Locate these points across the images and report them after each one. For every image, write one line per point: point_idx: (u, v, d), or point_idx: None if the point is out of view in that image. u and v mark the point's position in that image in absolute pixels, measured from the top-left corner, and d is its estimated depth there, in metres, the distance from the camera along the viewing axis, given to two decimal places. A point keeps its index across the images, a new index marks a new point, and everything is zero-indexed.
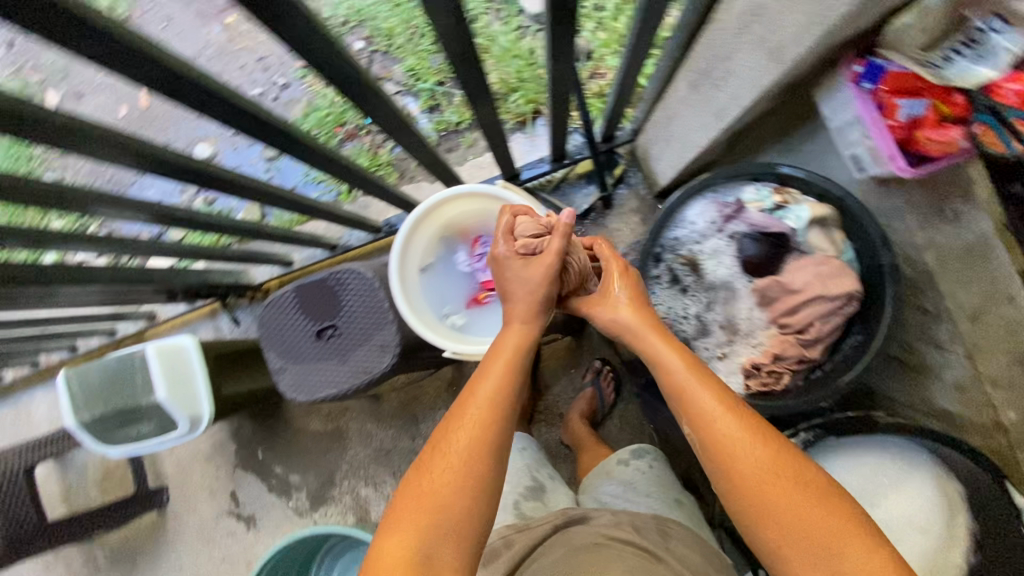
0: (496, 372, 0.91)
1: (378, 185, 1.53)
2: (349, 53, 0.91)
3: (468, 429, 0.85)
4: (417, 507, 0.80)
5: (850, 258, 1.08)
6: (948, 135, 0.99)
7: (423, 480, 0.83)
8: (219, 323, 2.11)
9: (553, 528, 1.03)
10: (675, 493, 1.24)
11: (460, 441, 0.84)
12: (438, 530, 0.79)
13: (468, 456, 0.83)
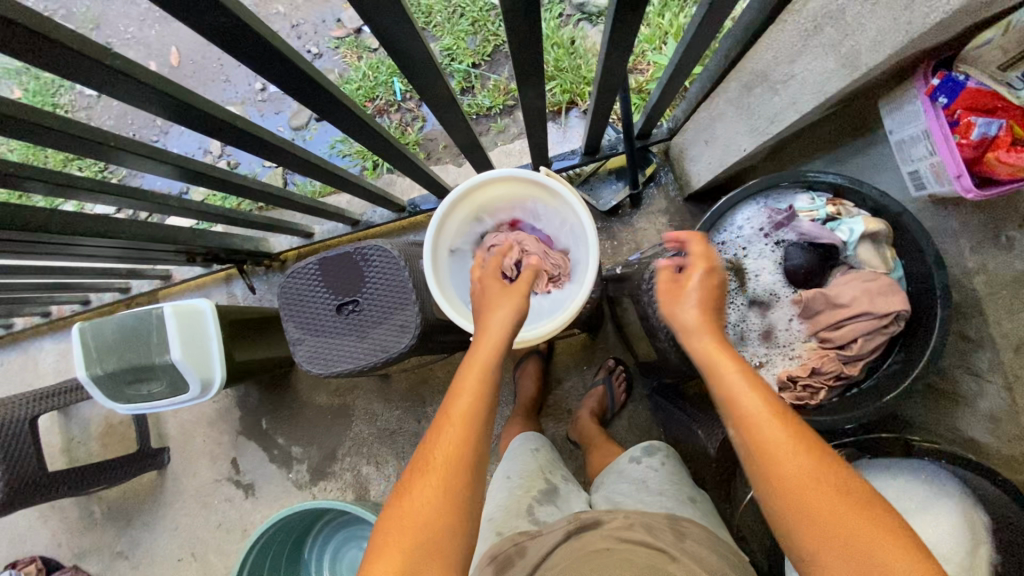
0: (477, 371, 0.88)
1: (409, 161, 1.51)
2: (406, 20, 0.88)
3: (449, 437, 0.82)
4: (400, 523, 0.78)
5: (900, 277, 0.98)
6: (1023, 159, 0.80)
7: (407, 495, 0.80)
8: (234, 289, 2.09)
9: (565, 533, 0.97)
10: (690, 491, 1.16)
11: (439, 449, 0.82)
12: (425, 546, 0.76)
13: (447, 462, 0.80)
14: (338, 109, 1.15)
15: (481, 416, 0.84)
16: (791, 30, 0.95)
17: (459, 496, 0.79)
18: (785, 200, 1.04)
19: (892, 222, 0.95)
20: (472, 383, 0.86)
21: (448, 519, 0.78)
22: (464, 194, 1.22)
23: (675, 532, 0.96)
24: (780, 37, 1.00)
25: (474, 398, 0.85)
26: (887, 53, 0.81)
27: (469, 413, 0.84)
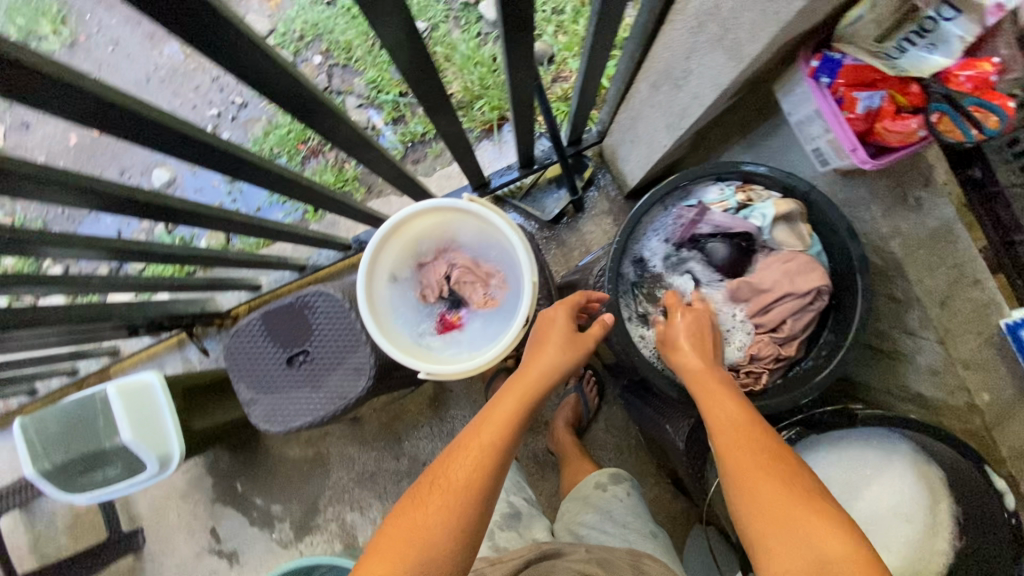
0: (508, 402, 0.91)
1: (341, 203, 1.48)
2: (297, 72, 0.86)
3: (469, 458, 0.84)
4: (401, 533, 0.79)
5: (817, 252, 1.04)
6: (908, 126, 0.84)
7: (415, 508, 0.81)
8: (187, 354, 2.02)
9: (526, 561, 0.96)
10: (651, 525, 1.19)
11: (459, 469, 0.83)
12: (424, 561, 0.76)
13: (463, 481, 0.82)
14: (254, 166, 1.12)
15: (507, 444, 0.87)
16: (683, 28, 0.97)
17: (466, 519, 0.80)
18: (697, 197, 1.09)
19: (802, 201, 1.00)
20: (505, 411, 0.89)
21: (451, 539, 0.78)
22: (390, 232, 1.15)
23: (635, 566, 0.95)
24: (675, 36, 1.01)
25: (503, 427, 0.88)
26: (769, 42, 0.82)
27: (496, 441, 0.86)
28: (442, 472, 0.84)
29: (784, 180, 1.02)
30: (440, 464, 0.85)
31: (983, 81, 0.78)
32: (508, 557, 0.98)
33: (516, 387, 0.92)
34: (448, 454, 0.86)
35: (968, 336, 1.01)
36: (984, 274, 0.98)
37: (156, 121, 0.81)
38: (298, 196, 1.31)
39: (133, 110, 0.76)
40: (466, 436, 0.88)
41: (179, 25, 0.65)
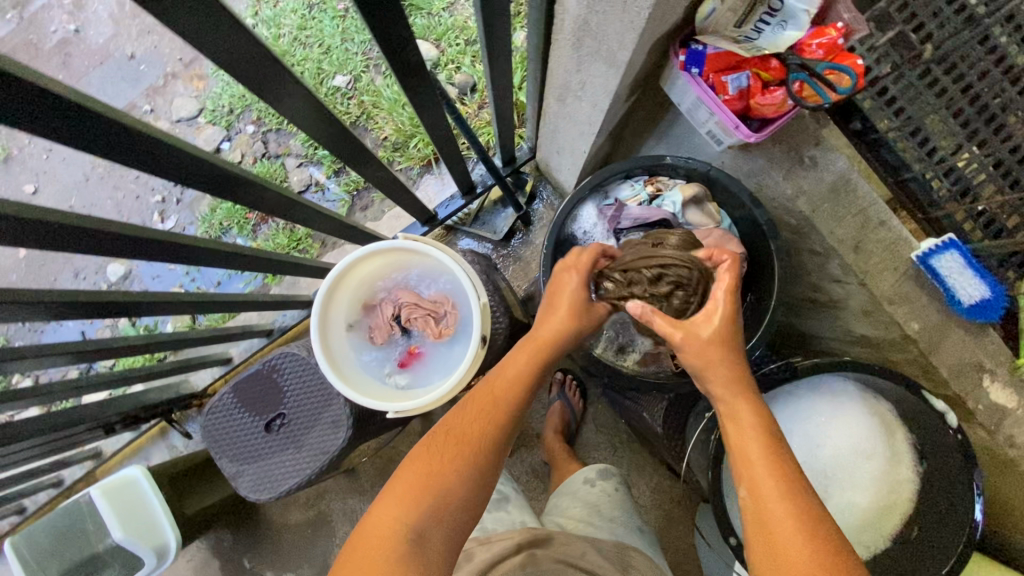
0: (520, 356, 0.91)
1: (302, 266, 1.49)
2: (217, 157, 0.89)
3: (481, 410, 0.86)
4: (415, 477, 0.81)
5: (728, 226, 1.15)
6: (777, 97, 0.91)
7: (429, 456, 0.83)
8: (172, 442, 1.98)
9: (515, 543, 0.97)
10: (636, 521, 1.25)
11: (473, 423, 0.85)
12: (437, 504, 0.80)
13: (475, 435, 0.84)
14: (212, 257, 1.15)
15: (519, 398, 0.88)
16: (567, 45, 1.04)
17: (475, 469, 0.83)
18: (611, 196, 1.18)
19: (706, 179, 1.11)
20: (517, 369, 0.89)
21: (463, 486, 0.81)
22: (335, 283, 1.19)
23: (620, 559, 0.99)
24: (563, 51, 1.08)
25: (513, 380, 0.89)
26: (637, 45, 0.89)
27: (509, 397, 0.87)
28: (456, 423, 0.85)
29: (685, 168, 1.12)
30: (453, 415, 0.86)
31: (832, 46, 0.89)
32: (496, 540, 0.99)
33: (527, 344, 0.92)
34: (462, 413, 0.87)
35: (886, 274, 1.06)
36: (887, 215, 1.04)
37: (80, 227, 0.81)
38: (258, 267, 1.33)
39: (51, 222, 0.77)
40: (480, 391, 0.89)
41: (79, 136, 0.67)
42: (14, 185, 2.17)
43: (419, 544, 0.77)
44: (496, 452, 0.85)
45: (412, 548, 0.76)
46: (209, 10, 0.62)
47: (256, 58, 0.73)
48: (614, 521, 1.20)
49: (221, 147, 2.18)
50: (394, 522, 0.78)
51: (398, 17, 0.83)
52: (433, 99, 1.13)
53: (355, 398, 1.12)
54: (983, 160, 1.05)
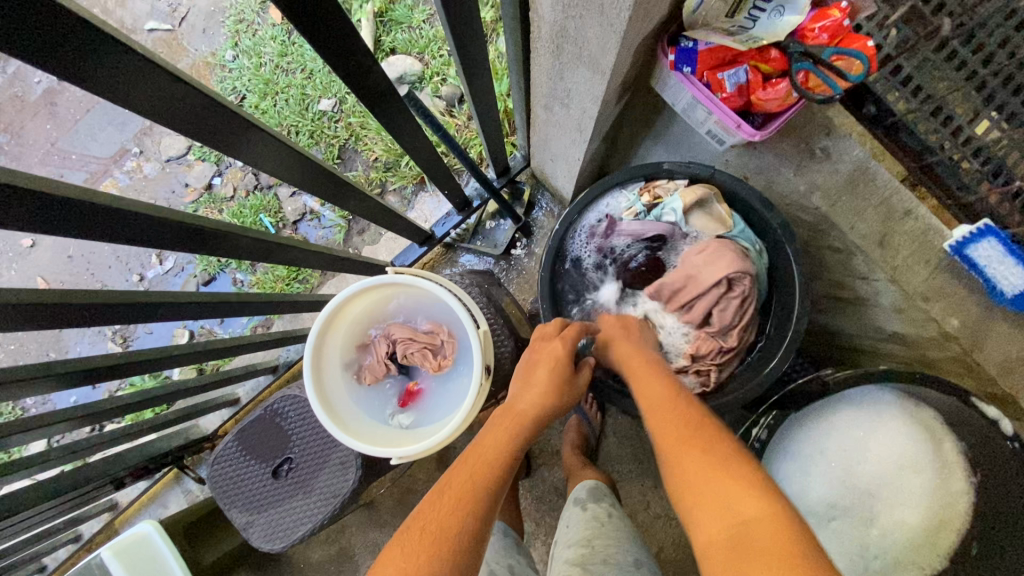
0: (494, 436, 0.88)
1: (307, 303, 1.43)
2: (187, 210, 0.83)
3: (459, 489, 0.78)
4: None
5: (744, 230, 1.05)
6: (781, 91, 0.82)
7: (401, 555, 0.71)
8: (187, 487, 1.94)
9: None
10: (635, 553, 1.19)
11: (450, 507, 0.76)
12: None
13: (452, 520, 0.74)
14: (207, 308, 1.10)
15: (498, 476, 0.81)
16: (547, 51, 0.96)
17: (456, 561, 0.71)
18: (607, 208, 1.11)
19: (711, 181, 1.03)
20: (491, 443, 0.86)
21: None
22: (326, 324, 1.12)
23: None
24: (544, 59, 1.00)
25: (489, 463, 0.83)
26: (620, 49, 0.81)
27: (484, 480, 0.80)
28: (431, 513, 0.76)
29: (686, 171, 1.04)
30: (427, 504, 0.77)
31: (837, 29, 0.80)
32: None
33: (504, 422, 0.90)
34: (434, 498, 0.78)
35: (917, 267, 0.97)
36: (913, 203, 0.94)
37: (27, 304, 0.74)
38: (262, 311, 1.27)
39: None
40: (455, 475, 0.82)
41: (2, 212, 0.60)
42: (14, 240, 2.16)
43: None
44: (474, 538, 0.73)
45: None
46: (133, 65, 0.56)
47: (201, 107, 0.66)
48: (621, 562, 1.14)
49: (213, 184, 2.15)
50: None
51: (354, 42, 0.76)
52: (410, 123, 1.06)
53: (356, 445, 1.06)
54: (1015, 136, 0.95)
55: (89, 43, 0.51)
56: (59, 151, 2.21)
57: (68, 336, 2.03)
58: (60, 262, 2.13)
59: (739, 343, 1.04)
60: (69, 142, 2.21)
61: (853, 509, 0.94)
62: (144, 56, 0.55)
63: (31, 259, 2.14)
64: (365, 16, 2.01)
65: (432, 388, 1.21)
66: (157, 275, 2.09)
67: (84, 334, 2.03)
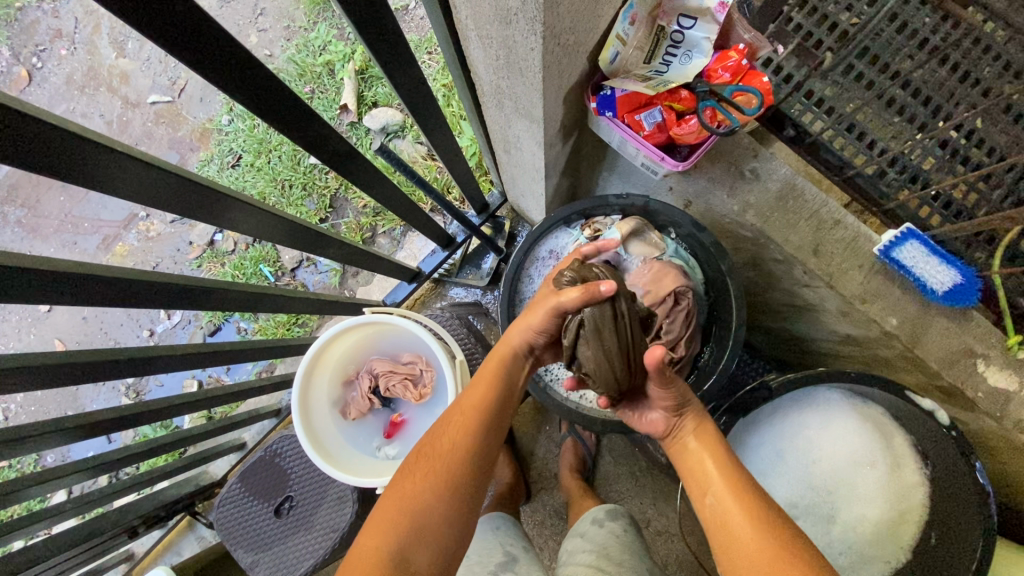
0: (485, 373, 0.93)
1: (302, 348, 1.50)
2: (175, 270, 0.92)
3: (455, 426, 0.88)
4: (392, 500, 0.83)
5: (675, 253, 1.10)
6: (693, 126, 0.92)
7: (405, 479, 0.85)
8: (200, 533, 1.97)
9: None
10: (649, 561, 1.22)
11: (445, 437, 0.87)
12: (418, 524, 0.79)
13: (452, 448, 0.86)
14: (204, 358, 1.18)
15: (488, 411, 0.90)
16: (493, 105, 1.07)
17: (449, 483, 0.83)
18: (555, 245, 1.16)
19: (643, 212, 1.10)
20: (479, 389, 0.91)
21: (437, 505, 0.81)
22: (312, 367, 1.21)
23: None
24: (492, 111, 1.10)
25: (476, 408, 0.89)
26: (548, 101, 0.90)
27: (474, 421, 0.88)
28: (427, 441, 0.88)
29: (619, 205, 1.11)
30: (432, 433, 0.89)
31: (738, 68, 0.90)
32: None
33: (489, 357, 0.96)
34: (434, 431, 0.90)
35: (852, 272, 1.03)
36: (839, 213, 1.03)
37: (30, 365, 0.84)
38: (259, 357, 1.35)
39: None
40: (449, 410, 0.91)
41: (6, 282, 0.70)
42: (32, 306, 2.29)
43: (403, 563, 0.76)
44: (467, 463, 0.85)
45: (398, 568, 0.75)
46: (112, 159, 0.65)
47: (178, 188, 0.76)
48: (624, 564, 1.16)
49: (214, 239, 2.27)
50: (377, 548, 0.77)
51: (309, 114, 0.86)
52: (380, 178, 1.16)
53: (346, 478, 1.14)
54: (928, 146, 1.10)
55: (72, 146, 0.61)
56: (74, 219, 2.37)
57: (86, 394, 2.14)
58: (76, 323, 2.25)
59: (687, 356, 1.05)
60: (83, 210, 2.37)
61: (814, 507, 0.99)
62: (127, 154, 0.66)
63: (48, 323, 2.27)
64: (347, 75, 2.17)
65: (416, 417, 1.29)
66: (166, 328, 2.20)
67: (99, 391, 2.14)
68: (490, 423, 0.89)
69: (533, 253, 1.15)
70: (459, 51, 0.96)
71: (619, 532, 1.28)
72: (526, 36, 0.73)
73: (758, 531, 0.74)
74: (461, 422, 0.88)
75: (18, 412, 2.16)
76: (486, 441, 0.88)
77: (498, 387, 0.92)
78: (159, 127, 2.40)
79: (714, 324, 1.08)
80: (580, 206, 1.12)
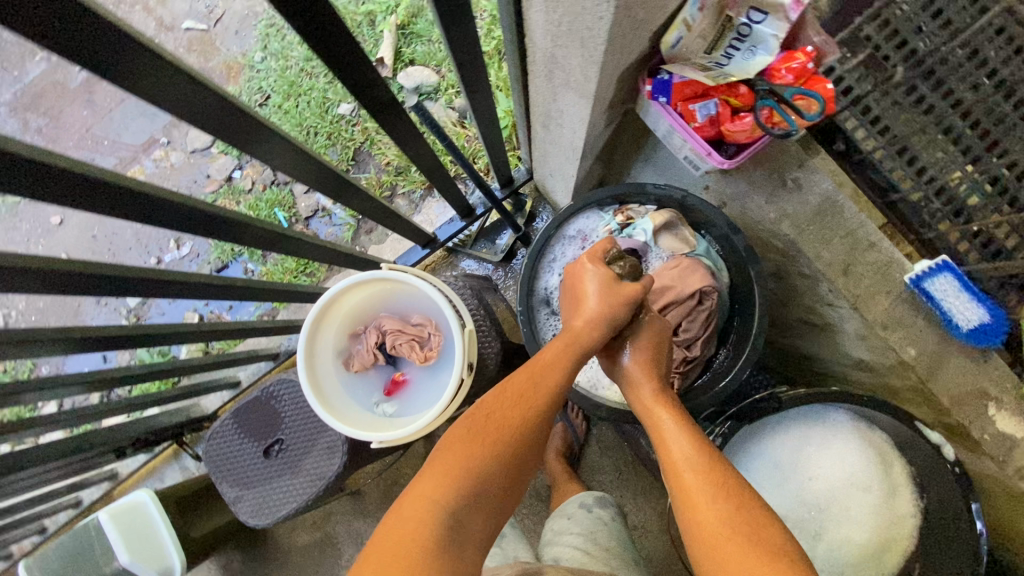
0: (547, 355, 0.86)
1: (305, 295, 1.48)
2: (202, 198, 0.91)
3: (522, 395, 0.82)
4: (450, 457, 0.78)
5: (704, 251, 1.08)
6: (747, 124, 0.91)
7: (465, 437, 0.80)
8: (185, 464, 2.00)
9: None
10: (630, 551, 1.22)
11: (511, 407, 0.81)
12: (474, 492, 0.76)
13: (514, 419, 0.80)
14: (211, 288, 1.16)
15: (555, 393, 0.84)
16: (541, 74, 1.04)
17: (509, 454, 0.79)
18: (584, 226, 1.13)
19: (679, 206, 1.08)
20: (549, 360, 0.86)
21: (494, 475, 0.78)
22: (321, 316, 1.20)
23: None
24: (540, 82, 1.07)
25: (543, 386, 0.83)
26: (601, 78, 0.88)
27: (540, 400, 0.83)
28: (496, 407, 0.81)
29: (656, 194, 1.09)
30: (496, 394, 0.83)
31: (802, 71, 0.88)
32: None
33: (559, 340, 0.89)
34: (497, 391, 0.83)
35: (877, 297, 1.02)
36: (875, 236, 1.01)
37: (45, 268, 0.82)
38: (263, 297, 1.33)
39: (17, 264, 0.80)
40: (516, 376, 0.84)
41: (36, 178, 0.68)
42: (43, 217, 2.28)
43: (455, 528, 0.73)
44: (532, 444, 0.81)
45: (448, 533, 0.72)
46: (162, 69, 0.63)
47: (219, 110, 0.74)
48: (610, 551, 1.18)
49: (233, 176, 2.25)
50: (432, 503, 0.74)
51: (359, 55, 0.83)
52: (414, 133, 1.14)
53: (341, 427, 1.14)
54: (976, 180, 1.08)
55: (127, 53, 0.59)
56: (94, 135, 2.34)
57: (86, 311, 2.15)
58: (84, 240, 2.24)
59: (700, 356, 1.04)
60: (103, 127, 2.34)
61: (802, 523, 0.98)
62: (176, 66, 0.64)
63: (56, 236, 2.26)
64: (387, 28, 2.12)
65: (417, 379, 1.29)
66: (174, 259, 2.19)
67: (101, 310, 2.14)
68: (552, 400, 0.84)
69: (561, 231, 1.13)
70: (518, 13, 0.93)
71: (606, 519, 1.29)
72: (597, 3, 0.71)
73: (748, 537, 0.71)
74: (528, 398, 0.83)
75: (18, 319, 2.17)
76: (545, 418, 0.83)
77: (569, 371, 0.87)
78: (190, 55, 2.36)
79: (733, 327, 1.08)
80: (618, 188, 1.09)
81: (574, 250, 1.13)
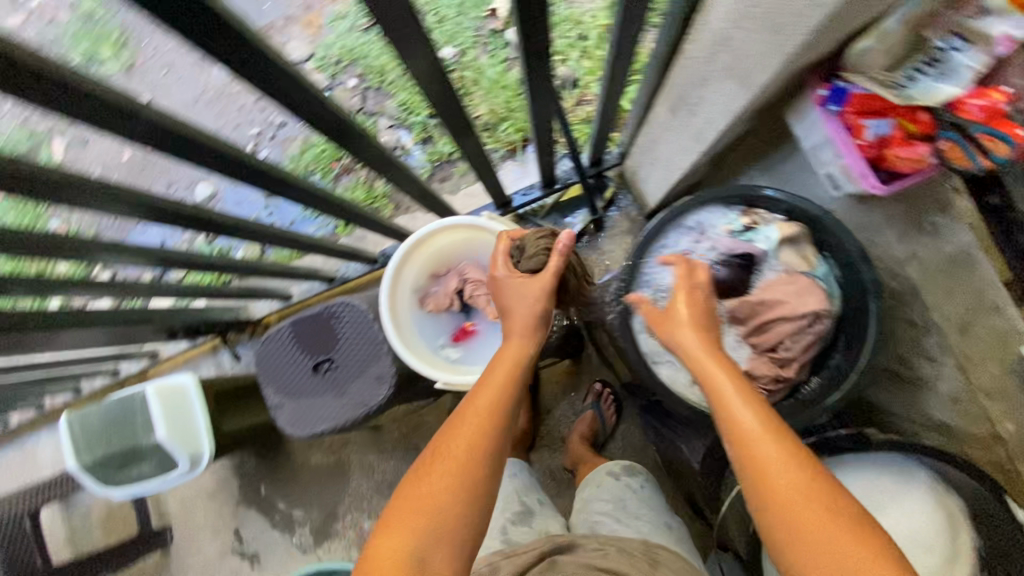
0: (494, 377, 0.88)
1: (377, 224, 1.43)
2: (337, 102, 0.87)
3: (473, 423, 0.83)
4: (409, 505, 0.77)
5: (823, 274, 1.05)
6: (917, 153, 0.90)
7: (418, 480, 0.80)
8: (220, 359, 2.06)
9: (539, 555, 1.03)
10: (666, 516, 1.22)
11: (459, 438, 0.82)
12: (441, 529, 0.76)
13: (471, 452, 0.80)
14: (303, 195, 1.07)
15: (505, 409, 0.85)
16: (697, 54, 0.98)
17: (472, 484, 0.79)
18: (705, 220, 1.11)
19: (809, 223, 1.05)
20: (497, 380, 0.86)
21: (461, 510, 0.77)
22: (411, 250, 1.24)
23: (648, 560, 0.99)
24: (690, 63, 1.01)
25: (490, 413, 0.84)
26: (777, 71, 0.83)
27: (489, 424, 0.83)
28: (447, 441, 0.81)
29: (787, 205, 1.06)
30: (445, 432, 0.83)
31: (995, 111, 0.81)
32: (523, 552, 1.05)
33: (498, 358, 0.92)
34: (448, 427, 0.84)
35: (988, 365, 1.10)
36: (1003, 302, 1.07)
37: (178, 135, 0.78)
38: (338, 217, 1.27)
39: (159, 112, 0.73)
40: (465, 407, 0.85)
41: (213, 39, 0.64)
42: None
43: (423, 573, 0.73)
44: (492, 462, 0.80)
45: None
46: None
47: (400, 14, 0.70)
48: (640, 518, 1.19)
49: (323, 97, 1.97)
50: (402, 549, 0.74)
51: None
52: (544, 85, 1.09)
53: (410, 360, 1.16)
54: None
55: None
56: None
57: None
58: None
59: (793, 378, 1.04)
60: None
61: None
62: None
63: None
64: None
65: (486, 332, 1.29)
66: None
67: None
68: (505, 421, 0.85)
69: (677, 221, 1.11)
70: None
71: (634, 486, 1.31)
72: None
73: (826, 509, 0.69)
74: (482, 420, 0.83)
75: None
76: (501, 438, 0.84)
77: (511, 392, 0.87)
78: None
79: (834, 359, 1.05)
80: (752, 190, 1.06)
81: (686, 242, 1.11)
